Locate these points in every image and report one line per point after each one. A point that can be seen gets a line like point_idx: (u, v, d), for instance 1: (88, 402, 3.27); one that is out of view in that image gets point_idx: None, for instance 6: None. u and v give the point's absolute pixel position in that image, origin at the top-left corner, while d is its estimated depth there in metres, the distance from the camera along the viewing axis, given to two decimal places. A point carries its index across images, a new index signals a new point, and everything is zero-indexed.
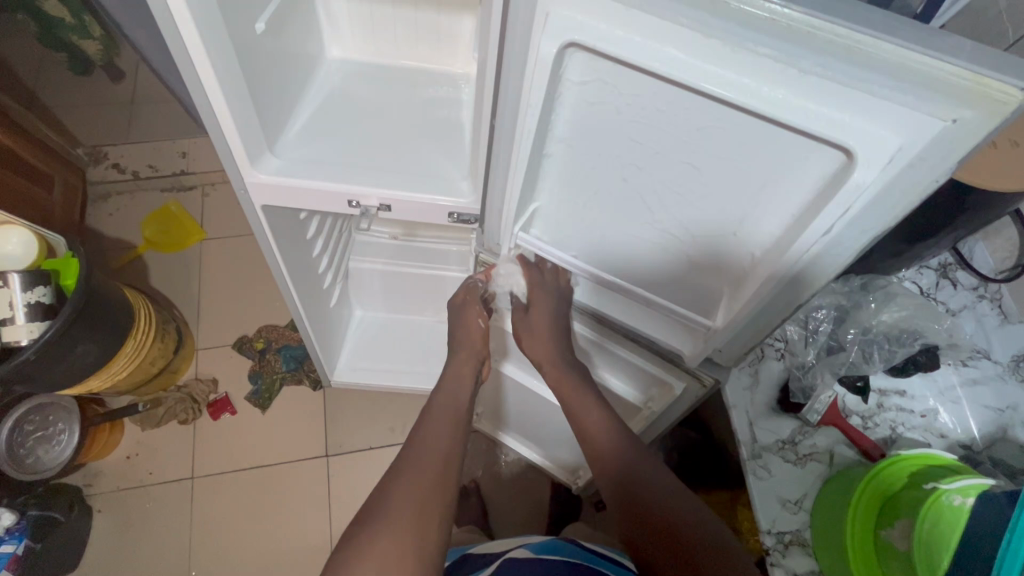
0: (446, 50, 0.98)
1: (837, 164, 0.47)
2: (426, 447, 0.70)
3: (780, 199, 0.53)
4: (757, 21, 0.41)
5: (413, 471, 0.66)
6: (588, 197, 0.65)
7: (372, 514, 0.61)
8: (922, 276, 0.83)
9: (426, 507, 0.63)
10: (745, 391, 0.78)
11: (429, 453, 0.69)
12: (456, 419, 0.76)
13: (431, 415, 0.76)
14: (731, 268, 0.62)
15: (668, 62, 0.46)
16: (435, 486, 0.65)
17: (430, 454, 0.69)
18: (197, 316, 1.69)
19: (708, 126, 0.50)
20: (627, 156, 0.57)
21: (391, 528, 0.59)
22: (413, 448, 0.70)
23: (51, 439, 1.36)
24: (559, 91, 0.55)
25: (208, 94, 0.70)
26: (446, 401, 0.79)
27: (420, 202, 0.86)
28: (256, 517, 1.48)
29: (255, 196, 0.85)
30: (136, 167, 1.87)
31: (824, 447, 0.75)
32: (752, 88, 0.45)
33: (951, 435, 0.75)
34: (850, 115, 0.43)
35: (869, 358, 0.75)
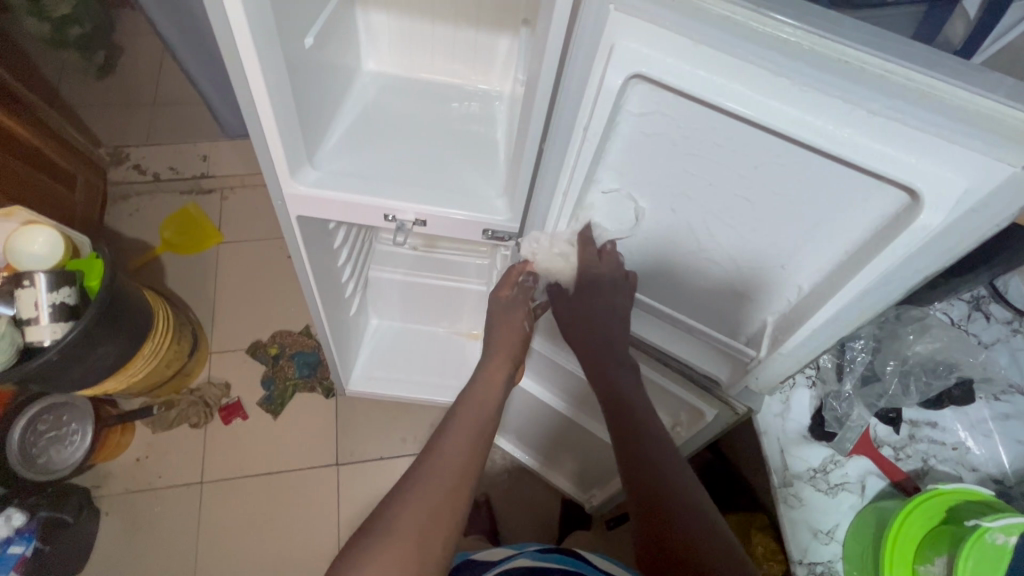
0: (482, 67, 0.99)
1: (897, 202, 0.48)
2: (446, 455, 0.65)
3: (832, 235, 0.54)
4: (829, 63, 0.42)
5: (429, 482, 0.62)
6: (634, 223, 0.66)
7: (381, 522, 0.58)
8: (953, 308, 0.83)
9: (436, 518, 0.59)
10: (777, 418, 0.78)
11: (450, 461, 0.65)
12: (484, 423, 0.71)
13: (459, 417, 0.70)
14: (778, 298, 0.63)
15: (733, 98, 0.46)
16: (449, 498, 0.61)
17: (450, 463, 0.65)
18: (211, 319, 1.69)
19: (767, 161, 0.51)
20: (681, 186, 0.58)
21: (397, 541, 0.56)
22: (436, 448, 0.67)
23: (64, 440, 1.35)
24: (617, 123, 0.55)
25: (257, 107, 0.71)
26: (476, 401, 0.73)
27: (455, 217, 0.87)
28: (266, 525, 1.47)
29: (292, 206, 0.86)
30: (157, 168, 1.87)
31: (855, 477, 0.74)
32: (818, 127, 0.45)
33: (982, 469, 0.74)
34: (917, 157, 0.43)
35: (907, 390, 0.75)
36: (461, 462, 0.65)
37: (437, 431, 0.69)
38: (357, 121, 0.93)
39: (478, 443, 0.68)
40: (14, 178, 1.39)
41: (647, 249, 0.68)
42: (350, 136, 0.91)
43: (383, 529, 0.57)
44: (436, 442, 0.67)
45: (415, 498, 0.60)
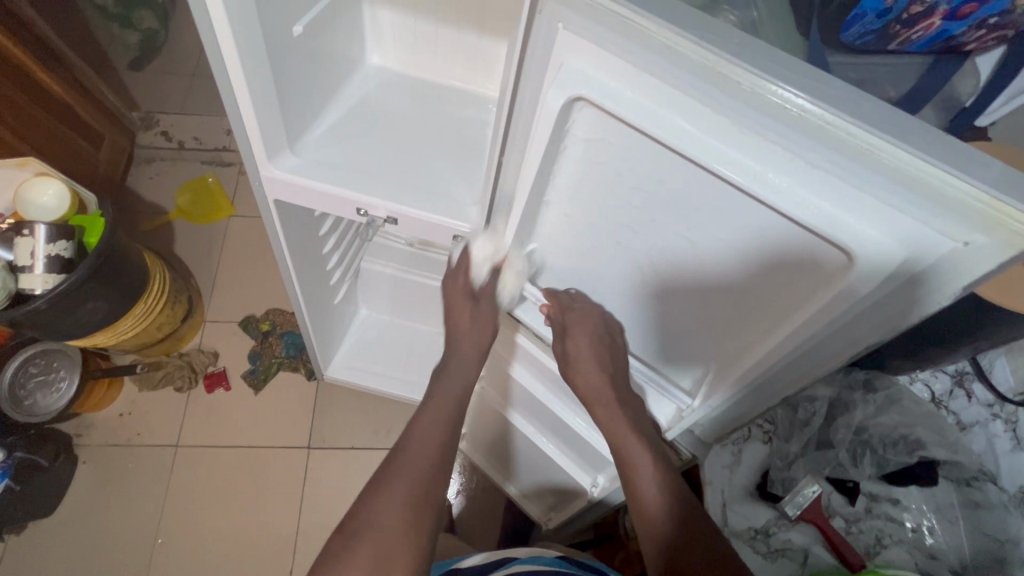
0: (481, 72, 0.98)
1: (836, 266, 0.45)
2: (415, 444, 0.67)
3: (764, 294, 0.52)
4: (768, 107, 0.39)
5: (404, 475, 0.63)
6: (586, 249, 0.65)
7: (356, 522, 0.59)
8: (936, 380, 0.78)
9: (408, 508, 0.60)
10: (723, 469, 0.74)
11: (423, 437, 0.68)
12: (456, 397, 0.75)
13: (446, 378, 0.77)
14: (723, 347, 0.61)
15: (671, 130, 0.44)
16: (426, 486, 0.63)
17: (424, 447, 0.67)
18: (210, 289, 1.73)
19: (706, 203, 0.49)
20: (626, 216, 0.57)
21: (369, 541, 0.57)
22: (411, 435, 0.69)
23: (51, 385, 1.40)
24: (565, 143, 0.55)
25: (235, 88, 0.72)
26: (448, 382, 0.76)
27: (426, 220, 0.86)
28: (230, 497, 1.48)
29: (268, 189, 0.87)
30: (182, 137, 1.94)
31: (800, 546, 0.69)
32: (755, 171, 0.42)
33: (942, 558, 0.68)
34: (854, 218, 0.40)
35: (858, 460, 0.72)
36: (431, 445, 0.67)
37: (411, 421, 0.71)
38: (348, 115, 0.93)
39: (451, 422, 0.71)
40: (41, 130, 1.45)
41: (598, 276, 0.68)
42: (338, 128, 0.91)
43: (353, 528, 0.58)
44: (407, 434, 0.69)
45: (390, 489, 0.62)
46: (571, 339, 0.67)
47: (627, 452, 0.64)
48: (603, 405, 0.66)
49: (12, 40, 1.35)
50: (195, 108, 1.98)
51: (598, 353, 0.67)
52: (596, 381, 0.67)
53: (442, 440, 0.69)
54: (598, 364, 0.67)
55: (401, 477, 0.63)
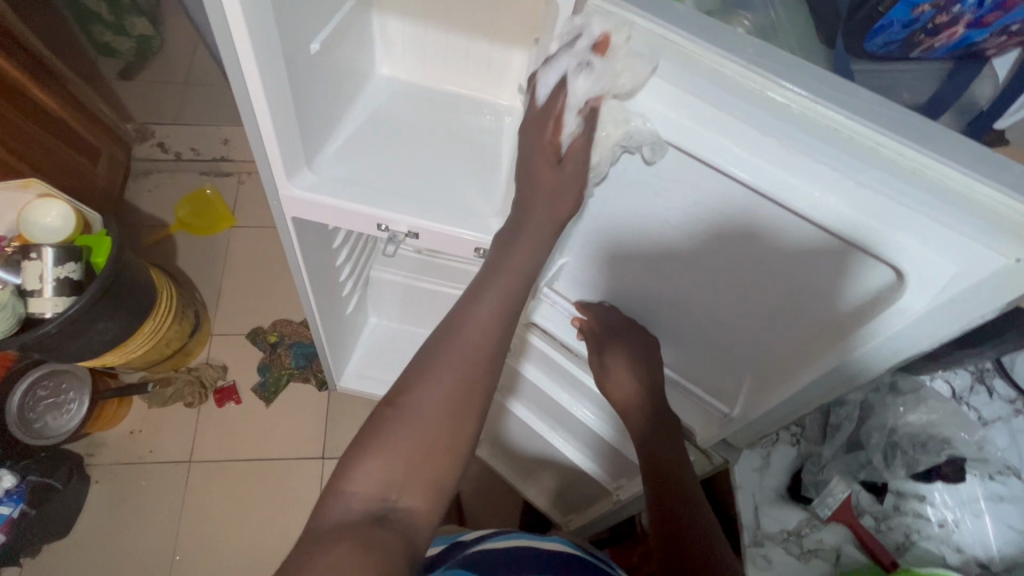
0: (494, 81, 0.98)
1: (883, 282, 0.47)
2: (467, 328, 0.52)
3: (804, 310, 0.54)
4: (816, 127, 0.40)
5: (442, 369, 0.50)
6: (621, 265, 0.67)
7: (400, 404, 0.49)
8: (956, 376, 0.79)
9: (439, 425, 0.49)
10: (754, 472, 0.75)
11: (473, 331, 0.52)
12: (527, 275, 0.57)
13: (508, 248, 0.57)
14: (757, 358, 0.62)
15: (720, 152, 0.45)
16: (463, 396, 0.50)
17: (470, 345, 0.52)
18: (216, 301, 1.71)
19: (750, 220, 0.51)
20: (663, 235, 0.59)
21: (419, 423, 0.48)
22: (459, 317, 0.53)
23: (62, 407, 1.39)
24: (607, 164, 0.56)
25: (257, 113, 0.71)
26: (511, 261, 0.56)
27: (448, 234, 0.85)
28: (246, 512, 1.48)
29: (286, 206, 0.86)
30: (179, 148, 1.91)
31: (831, 545, 0.72)
32: (805, 193, 0.43)
33: (967, 551, 0.70)
34: (905, 236, 0.41)
35: (890, 463, 0.72)
36: (478, 354, 0.52)
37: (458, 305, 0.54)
38: (363, 129, 0.92)
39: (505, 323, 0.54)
40: (39, 147, 1.43)
41: (630, 289, 0.70)
42: (355, 142, 0.90)
43: (392, 415, 0.48)
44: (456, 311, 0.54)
45: (441, 372, 0.50)
46: (610, 356, 0.69)
47: (660, 457, 0.66)
48: (638, 416, 0.68)
49: (5, 59, 1.33)
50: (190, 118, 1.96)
51: (636, 367, 0.68)
52: (631, 393, 0.68)
53: (492, 339, 0.53)
54: (635, 375, 0.68)
55: (444, 374, 0.50)
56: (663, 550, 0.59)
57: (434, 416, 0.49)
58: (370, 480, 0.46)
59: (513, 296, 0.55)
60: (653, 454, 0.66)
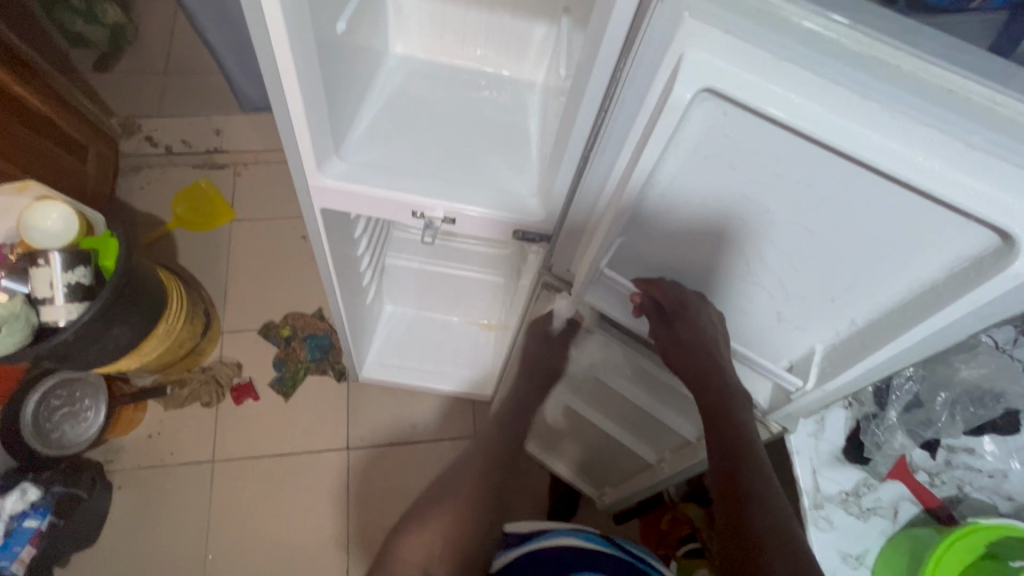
0: (515, 53, 0.94)
1: (985, 244, 0.46)
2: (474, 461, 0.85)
3: (891, 273, 0.53)
4: (928, 86, 0.40)
5: (456, 481, 0.82)
6: (678, 239, 0.63)
7: (436, 502, 0.79)
8: (999, 330, 0.80)
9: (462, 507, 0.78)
10: (810, 437, 0.76)
11: (479, 450, 0.88)
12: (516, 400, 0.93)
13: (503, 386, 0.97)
14: (832, 325, 0.61)
15: (811, 119, 0.42)
16: (474, 496, 0.80)
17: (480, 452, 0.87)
18: (223, 298, 1.67)
19: (844, 186, 0.48)
20: (736, 209, 0.55)
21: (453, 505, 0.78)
22: (467, 457, 0.87)
23: (78, 416, 1.36)
24: (676, 137, 0.51)
25: (287, 100, 0.68)
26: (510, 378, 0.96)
27: (484, 216, 0.83)
28: (275, 507, 1.47)
29: (314, 197, 0.83)
30: (169, 141, 1.82)
31: (888, 502, 0.73)
32: (908, 158, 0.41)
33: (1019, 499, 0.73)
34: (1017, 197, 0.40)
35: (951, 420, 0.73)
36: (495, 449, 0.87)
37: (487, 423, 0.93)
38: (386, 111, 0.88)
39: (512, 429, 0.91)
40: (26, 147, 1.36)
41: (688, 260, 0.66)
42: (380, 125, 0.87)
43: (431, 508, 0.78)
44: (469, 447, 0.89)
45: (456, 488, 0.81)
46: (682, 322, 0.66)
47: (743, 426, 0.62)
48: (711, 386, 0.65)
49: None
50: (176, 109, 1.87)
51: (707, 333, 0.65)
52: (698, 361, 0.66)
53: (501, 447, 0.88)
54: (699, 343, 0.66)
55: (462, 476, 0.82)
56: (725, 526, 0.57)
57: (456, 502, 0.79)
58: (418, 551, 0.73)
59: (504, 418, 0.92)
60: (735, 422, 0.63)
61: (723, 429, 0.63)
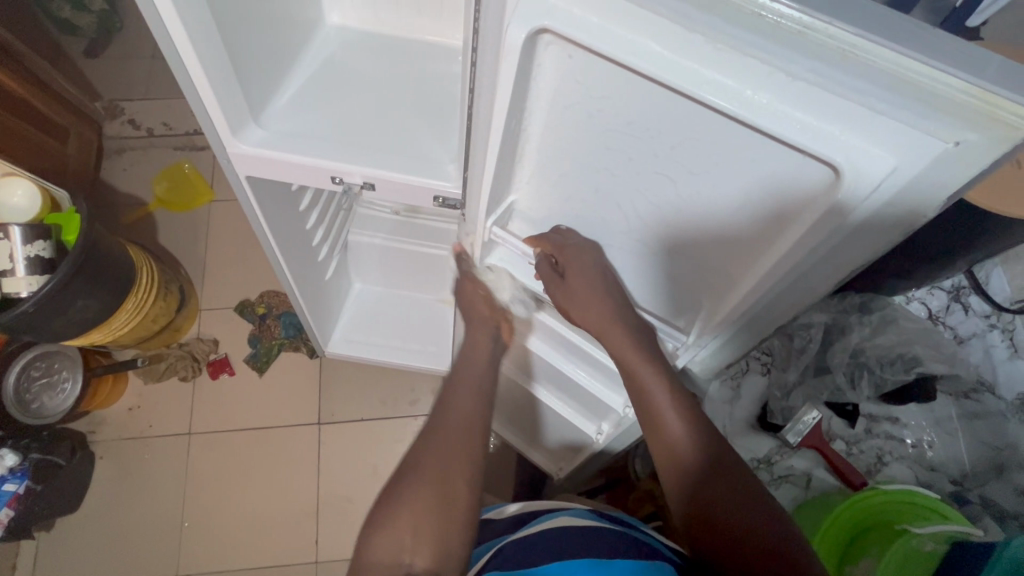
0: (448, 20, 0.93)
1: (819, 182, 0.43)
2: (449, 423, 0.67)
3: (749, 220, 0.50)
4: (745, 17, 0.36)
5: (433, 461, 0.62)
6: (565, 196, 0.63)
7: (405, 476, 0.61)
8: (932, 297, 0.76)
9: (448, 484, 0.60)
10: (723, 404, 0.76)
11: (453, 426, 0.66)
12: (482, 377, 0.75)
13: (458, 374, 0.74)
14: (715, 279, 0.59)
15: (644, 56, 0.41)
16: (459, 457, 0.63)
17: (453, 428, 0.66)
18: (201, 276, 1.71)
19: (687, 131, 0.47)
20: (599, 159, 0.55)
21: (425, 480, 0.60)
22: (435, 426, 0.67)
23: (56, 387, 1.42)
24: (534, 84, 0.52)
25: (187, 64, 0.69)
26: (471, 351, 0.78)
27: (404, 182, 0.83)
28: (247, 477, 1.52)
29: (238, 165, 0.84)
30: (151, 125, 1.86)
31: (801, 470, 0.71)
32: (736, 93, 0.40)
33: (941, 469, 0.71)
34: (841, 127, 0.38)
35: (855, 383, 0.71)
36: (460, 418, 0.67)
37: (442, 399, 0.71)
38: (313, 79, 0.89)
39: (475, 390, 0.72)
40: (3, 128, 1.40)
41: (580, 219, 0.65)
42: (304, 94, 0.87)
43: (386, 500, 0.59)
44: (436, 414, 0.69)
45: (427, 469, 0.61)
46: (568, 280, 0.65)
47: (643, 382, 0.63)
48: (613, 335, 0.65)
49: None
50: (159, 92, 1.92)
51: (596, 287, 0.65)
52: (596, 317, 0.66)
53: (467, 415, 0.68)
54: (601, 297, 0.65)
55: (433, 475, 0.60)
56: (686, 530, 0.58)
57: (436, 476, 0.60)
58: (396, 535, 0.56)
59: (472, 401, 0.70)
60: (635, 379, 0.64)
61: (640, 411, 0.64)
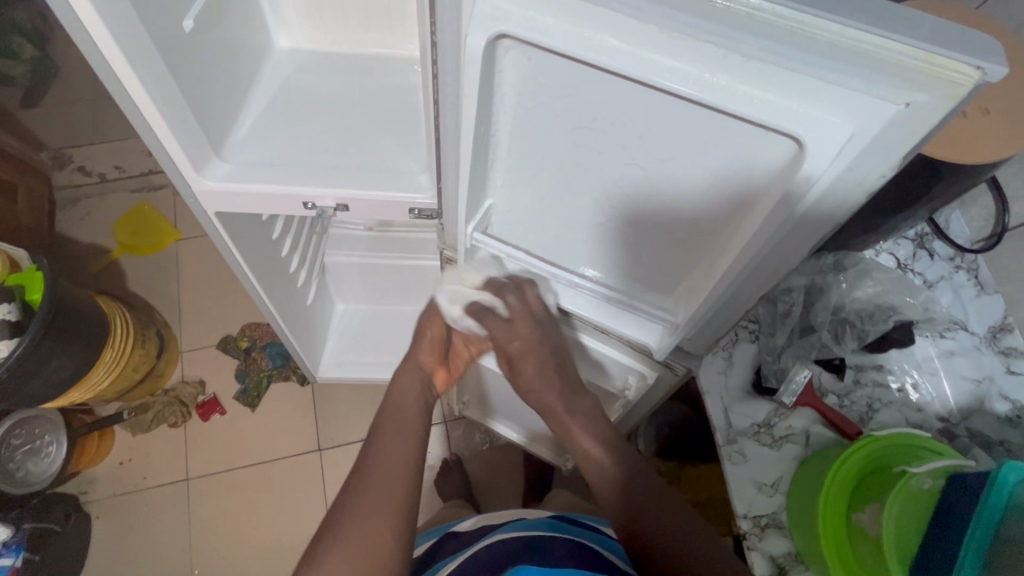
0: (399, 31, 0.92)
1: (785, 154, 0.45)
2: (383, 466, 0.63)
3: (720, 198, 0.52)
4: (695, 6, 0.37)
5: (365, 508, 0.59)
6: (541, 195, 0.63)
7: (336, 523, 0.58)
8: (899, 247, 0.80)
9: (381, 535, 0.57)
10: (718, 375, 0.77)
11: (387, 469, 0.63)
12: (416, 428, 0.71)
13: (391, 421, 0.71)
14: (697, 258, 0.60)
15: (602, 51, 0.42)
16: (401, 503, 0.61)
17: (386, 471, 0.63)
18: (178, 318, 1.67)
19: (653, 120, 0.48)
20: (571, 156, 0.56)
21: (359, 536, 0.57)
22: (365, 465, 0.64)
23: (40, 452, 1.37)
24: (498, 89, 0.53)
25: (141, 106, 0.68)
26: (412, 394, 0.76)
27: (378, 198, 0.82)
28: (251, 515, 1.49)
29: (206, 203, 0.82)
30: (102, 168, 1.82)
31: (800, 429, 0.74)
32: (695, 77, 0.41)
33: (928, 409, 0.73)
34: (797, 102, 0.39)
35: (840, 338, 0.74)
36: (394, 473, 0.63)
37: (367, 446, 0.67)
38: (270, 106, 0.87)
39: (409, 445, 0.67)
40: None
41: (557, 219, 0.66)
42: (263, 122, 0.86)
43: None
44: (367, 459, 0.65)
45: (354, 517, 0.58)
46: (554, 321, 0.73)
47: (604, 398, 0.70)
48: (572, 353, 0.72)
49: None
50: (106, 135, 1.86)
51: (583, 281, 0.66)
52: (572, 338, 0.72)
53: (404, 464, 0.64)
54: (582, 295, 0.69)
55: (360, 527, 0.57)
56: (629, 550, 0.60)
57: (370, 524, 0.57)
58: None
59: (410, 447, 0.67)
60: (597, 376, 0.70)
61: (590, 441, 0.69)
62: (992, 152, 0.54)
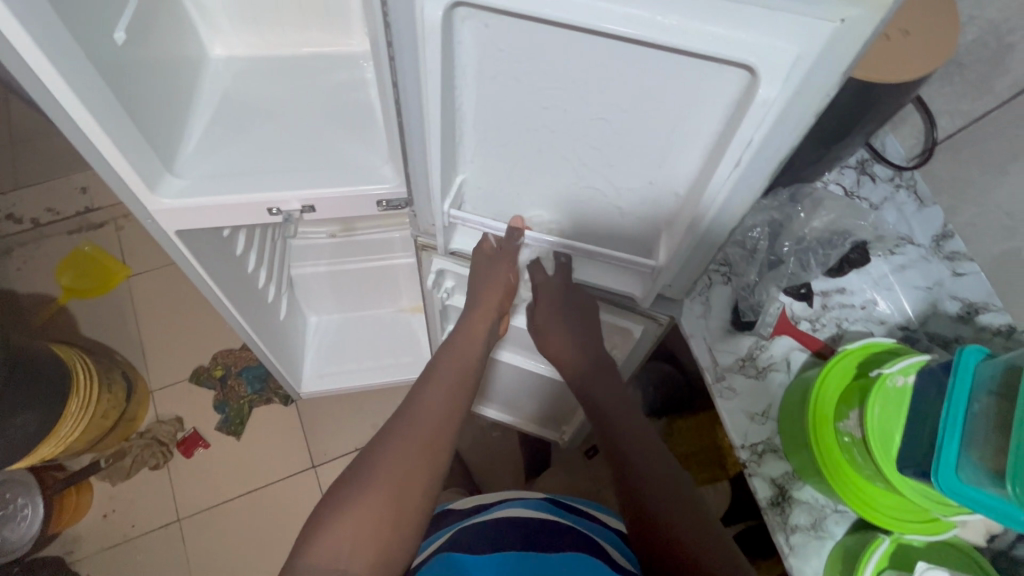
0: (338, 27, 0.91)
1: (741, 84, 0.48)
2: (419, 419, 0.63)
3: (683, 140, 0.55)
4: None
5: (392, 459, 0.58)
6: (513, 162, 0.65)
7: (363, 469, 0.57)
8: (843, 176, 0.86)
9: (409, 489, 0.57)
10: (699, 318, 0.81)
11: (425, 421, 0.63)
12: (459, 382, 0.70)
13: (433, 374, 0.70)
14: (666, 205, 0.63)
15: (554, 7, 0.44)
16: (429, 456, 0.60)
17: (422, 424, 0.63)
18: (142, 357, 1.60)
19: (613, 73, 0.51)
20: (537, 120, 0.58)
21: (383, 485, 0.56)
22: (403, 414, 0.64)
23: (17, 517, 1.33)
24: (457, 61, 0.54)
25: (86, 129, 0.65)
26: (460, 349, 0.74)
27: (344, 194, 0.81)
28: (250, 544, 1.44)
29: (166, 223, 0.80)
30: (34, 214, 1.72)
31: (780, 356, 0.78)
32: (648, 20, 0.43)
33: (890, 320, 0.80)
34: (743, 32, 0.43)
35: (806, 265, 0.78)
36: (431, 419, 0.63)
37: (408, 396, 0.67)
38: (217, 116, 0.85)
39: (455, 399, 0.68)
40: None
41: (531, 187, 0.68)
42: (212, 134, 0.83)
43: (353, 490, 0.55)
44: (406, 406, 0.65)
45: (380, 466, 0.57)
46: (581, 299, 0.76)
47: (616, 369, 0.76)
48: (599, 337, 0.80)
49: None
50: (33, 178, 1.75)
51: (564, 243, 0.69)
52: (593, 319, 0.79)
53: (446, 411, 0.65)
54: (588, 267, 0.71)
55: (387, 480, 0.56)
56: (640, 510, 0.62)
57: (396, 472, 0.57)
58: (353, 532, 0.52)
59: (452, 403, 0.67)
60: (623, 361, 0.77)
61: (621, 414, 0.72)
62: (913, 70, 0.59)
